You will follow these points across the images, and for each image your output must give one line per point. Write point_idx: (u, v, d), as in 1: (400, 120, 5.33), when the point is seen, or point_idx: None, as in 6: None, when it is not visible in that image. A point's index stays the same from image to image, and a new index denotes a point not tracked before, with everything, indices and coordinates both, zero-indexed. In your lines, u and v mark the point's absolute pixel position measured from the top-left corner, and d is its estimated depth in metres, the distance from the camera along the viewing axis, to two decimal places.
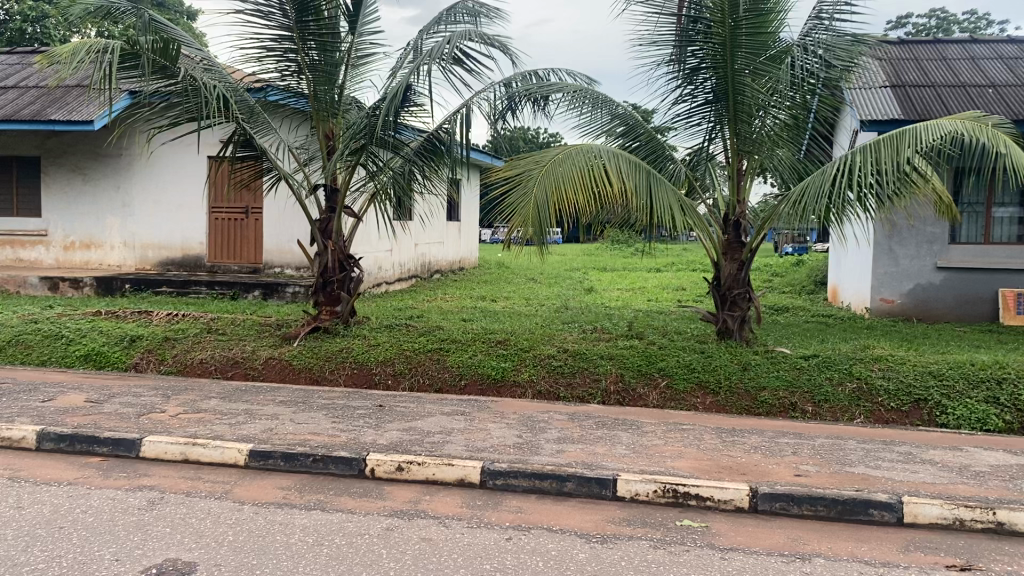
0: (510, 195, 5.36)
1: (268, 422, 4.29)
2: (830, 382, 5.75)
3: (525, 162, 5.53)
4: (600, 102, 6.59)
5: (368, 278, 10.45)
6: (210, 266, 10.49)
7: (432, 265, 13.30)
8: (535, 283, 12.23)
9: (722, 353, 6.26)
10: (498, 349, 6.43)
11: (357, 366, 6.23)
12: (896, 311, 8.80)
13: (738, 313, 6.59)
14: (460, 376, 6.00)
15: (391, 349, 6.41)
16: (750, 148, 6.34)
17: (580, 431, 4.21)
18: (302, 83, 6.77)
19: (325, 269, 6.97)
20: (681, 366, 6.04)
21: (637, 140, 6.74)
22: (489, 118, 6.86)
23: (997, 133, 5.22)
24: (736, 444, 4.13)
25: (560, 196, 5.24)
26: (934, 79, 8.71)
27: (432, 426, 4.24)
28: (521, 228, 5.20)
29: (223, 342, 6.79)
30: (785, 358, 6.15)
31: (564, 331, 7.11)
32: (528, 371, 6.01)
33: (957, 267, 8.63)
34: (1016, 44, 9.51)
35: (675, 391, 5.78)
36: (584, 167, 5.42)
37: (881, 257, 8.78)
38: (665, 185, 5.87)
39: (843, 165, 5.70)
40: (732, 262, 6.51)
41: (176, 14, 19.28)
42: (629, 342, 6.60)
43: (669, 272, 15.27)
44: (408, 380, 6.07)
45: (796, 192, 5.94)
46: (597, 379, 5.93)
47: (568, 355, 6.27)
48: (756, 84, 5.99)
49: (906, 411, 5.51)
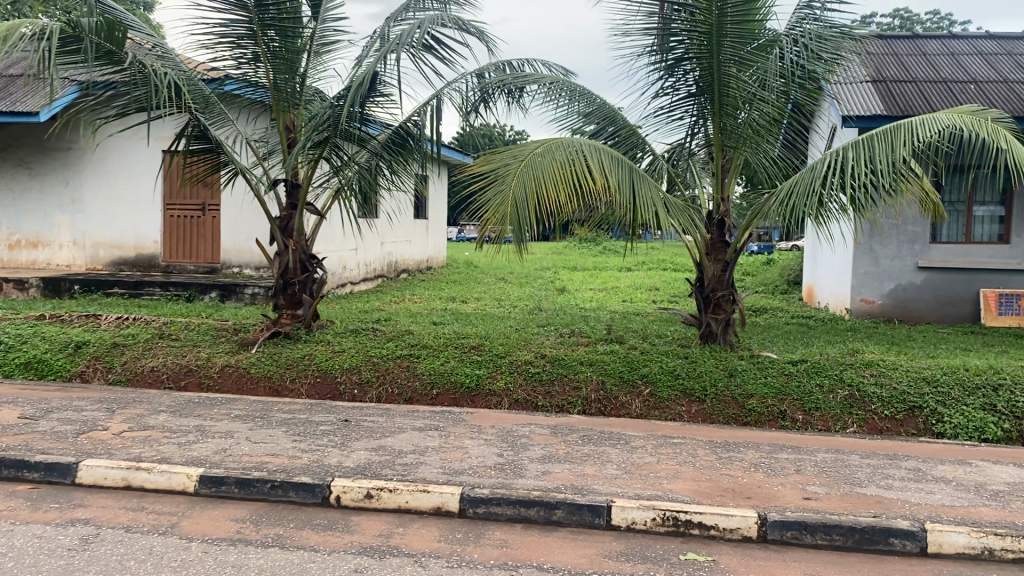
0: (485, 191, 5.02)
1: (221, 440, 3.90)
2: (821, 389, 5.49)
3: (502, 156, 5.20)
4: (577, 94, 6.24)
5: (332, 278, 10.04)
6: (165, 266, 9.99)
7: (398, 265, 12.90)
8: (506, 283, 11.90)
9: (706, 358, 5.96)
10: (471, 355, 6.08)
11: (320, 375, 5.85)
12: (876, 311, 8.61)
13: (722, 316, 6.27)
14: (431, 386, 5.64)
15: (357, 355, 6.04)
16: (734, 143, 6.05)
17: (565, 448, 3.88)
18: (261, 72, 6.35)
19: (286, 270, 6.56)
20: (665, 371, 5.74)
21: (615, 134, 6.40)
22: (461, 110, 6.51)
23: (997, 128, 4.97)
24: (734, 461, 3.83)
25: (539, 192, 4.92)
26: (915, 74, 8.52)
27: (403, 444, 3.88)
28: (496, 227, 4.85)
29: (176, 348, 6.35)
30: (772, 363, 5.87)
31: (539, 335, 6.77)
32: (504, 379, 5.68)
33: (938, 267, 8.44)
34: (995, 40, 9.37)
35: (659, 398, 5.47)
36: (564, 162, 5.11)
37: (861, 257, 8.58)
38: (648, 181, 5.56)
39: (834, 161, 5.43)
40: (715, 263, 6.19)
41: (134, 5, 18.62)
42: (609, 347, 6.27)
43: (641, 271, 15.04)
44: (375, 390, 5.70)
45: (784, 191, 5.66)
46: (576, 387, 5.60)
47: (546, 361, 5.93)
48: (742, 76, 5.68)
49: (900, 419, 5.26)
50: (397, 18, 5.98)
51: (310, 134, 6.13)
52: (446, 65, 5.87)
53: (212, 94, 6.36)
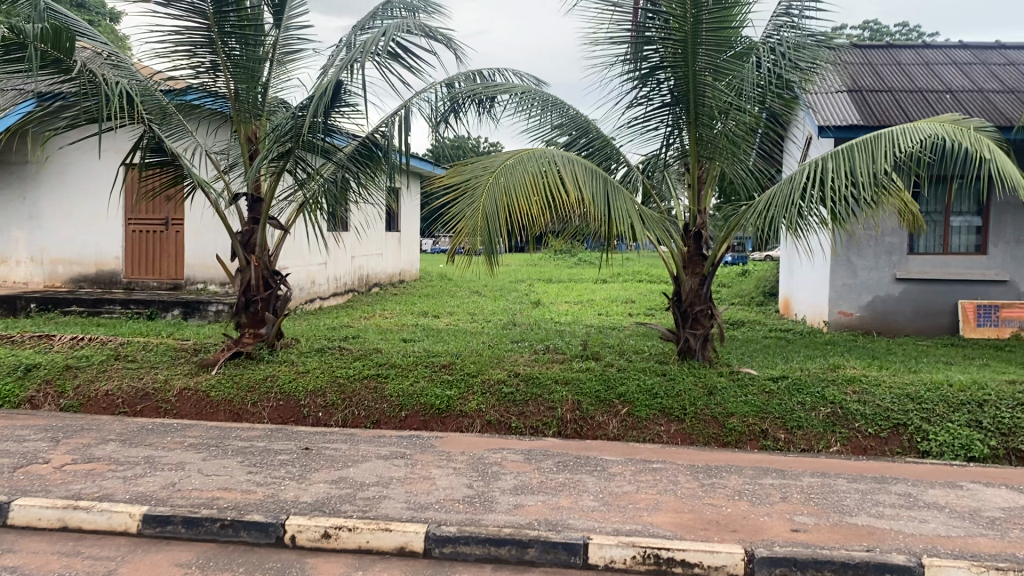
0: (455, 203, 4.79)
1: (171, 474, 3.64)
2: (803, 407, 5.32)
3: (472, 168, 4.99)
4: (550, 105, 6.06)
5: (299, 294, 9.77)
6: (126, 283, 9.67)
7: (369, 279, 12.63)
8: (480, 296, 11.68)
9: (685, 375, 5.77)
10: (442, 374, 5.85)
11: (283, 398, 5.60)
12: (855, 324, 8.48)
13: (701, 332, 6.09)
14: (399, 408, 5.41)
15: (322, 376, 5.80)
16: (711, 154, 5.88)
17: (539, 477, 3.66)
18: (220, 83, 6.10)
19: (247, 287, 6.29)
20: (643, 390, 5.54)
21: (589, 145, 6.22)
22: (430, 120, 6.29)
23: (980, 137, 4.83)
24: (717, 488, 3.63)
25: (510, 203, 4.72)
26: (891, 84, 8.44)
27: (366, 475, 3.65)
28: (467, 240, 4.63)
29: (132, 370, 6.06)
30: (753, 380, 5.69)
31: (513, 352, 6.55)
32: (475, 400, 5.45)
33: (917, 278, 8.34)
34: (969, 50, 9.32)
35: (636, 418, 5.27)
36: (537, 173, 4.92)
37: (839, 268, 8.45)
38: (622, 193, 5.38)
39: (815, 171, 5.26)
40: (692, 277, 6.00)
41: (99, 17, 18.25)
42: (585, 364, 6.07)
43: (616, 283, 14.89)
44: (340, 412, 5.45)
45: (763, 202, 5.48)
46: (551, 407, 5.39)
47: (520, 380, 5.71)
48: (717, 85, 5.52)
49: (885, 437, 5.09)
50: (363, 26, 5.76)
51: (272, 145, 5.88)
52: (414, 74, 5.67)
53: (170, 105, 6.12)
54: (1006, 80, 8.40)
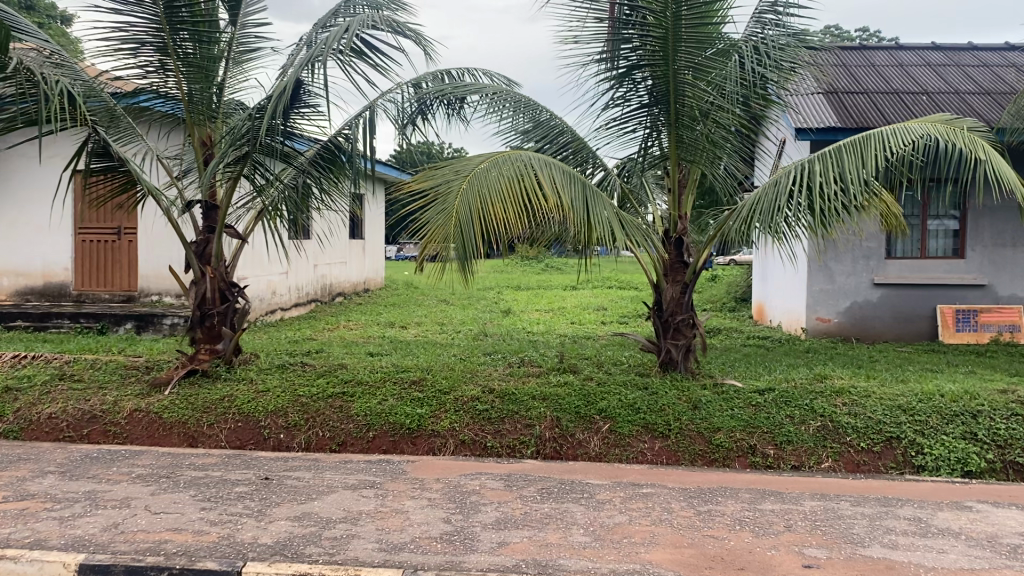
0: (426, 209, 4.47)
1: (114, 512, 3.28)
2: (791, 421, 5.08)
3: (442, 171, 4.69)
4: (523, 106, 5.76)
5: (259, 305, 9.39)
6: (76, 295, 9.19)
7: (333, 288, 12.25)
8: (448, 305, 11.35)
9: (668, 389, 5.49)
10: (411, 391, 5.53)
11: (241, 420, 5.25)
12: (833, 330, 8.30)
13: (683, 342, 5.83)
14: (366, 428, 5.09)
15: (283, 396, 5.46)
16: (692, 156, 5.62)
17: (523, 509, 3.36)
18: (171, 83, 5.70)
19: (203, 301, 5.92)
20: (624, 405, 5.27)
21: (564, 148, 5.93)
22: (397, 122, 5.96)
23: (973, 136, 4.65)
24: (715, 515, 3.36)
25: (485, 209, 4.43)
26: (866, 86, 8.29)
27: (332, 509, 3.32)
28: (439, 247, 4.31)
29: (78, 391, 5.65)
30: (738, 393, 5.44)
31: (486, 366, 6.24)
32: (448, 418, 5.14)
33: (894, 283, 8.19)
34: (942, 52, 9.21)
35: (619, 435, 4.99)
36: (512, 177, 4.64)
37: (816, 274, 8.27)
38: (601, 197, 5.11)
39: (802, 174, 5.02)
40: (674, 285, 5.74)
41: (49, 19, 17.56)
42: (563, 378, 5.78)
43: (585, 290, 14.67)
44: (303, 434, 5.11)
45: (747, 207, 5.22)
46: (529, 425, 5.09)
47: (494, 396, 5.41)
48: (698, 84, 5.28)
49: (878, 452, 4.87)
50: (325, 23, 5.43)
51: (226, 149, 5.50)
52: (379, 73, 5.34)
53: (118, 107, 5.74)
54: (981, 81, 8.30)
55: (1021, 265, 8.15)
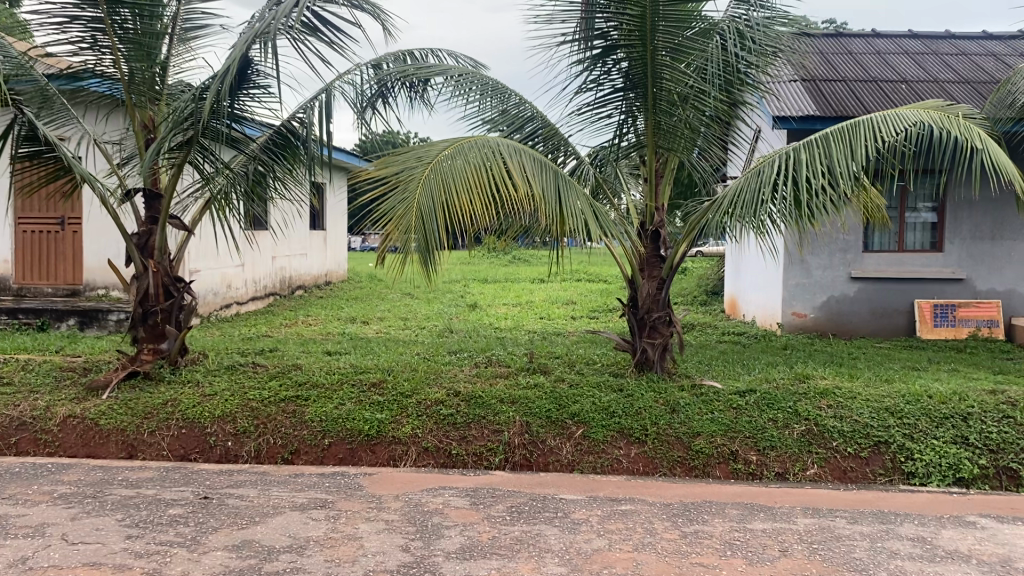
0: (385, 198, 4.10)
1: (26, 542, 2.89)
2: (774, 425, 4.80)
3: (403, 158, 4.31)
4: (489, 89, 5.44)
5: (212, 299, 8.97)
6: (17, 289, 8.67)
7: (292, 281, 11.82)
8: (413, 299, 10.96)
9: (644, 391, 5.17)
10: (370, 394, 5.16)
11: (186, 426, 4.86)
12: (809, 325, 8.07)
13: (659, 341, 5.49)
14: (321, 435, 4.73)
15: (232, 400, 5.08)
16: (670, 143, 5.30)
17: (491, 532, 3.03)
18: (108, 61, 5.26)
19: (145, 297, 5.50)
20: (598, 408, 4.95)
21: (535, 135, 5.59)
22: (355, 104, 5.57)
23: (970, 124, 4.38)
24: (702, 537, 3.06)
25: (449, 200, 4.07)
26: (844, 74, 8.04)
27: (277, 535, 2.96)
28: (400, 239, 3.94)
29: (7, 396, 5.21)
30: (718, 395, 5.15)
31: (452, 366, 5.89)
32: (410, 424, 4.80)
33: (872, 277, 7.96)
34: (919, 40, 9.00)
35: (593, 441, 4.67)
36: (479, 165, 4.29)
37: (792, 268, 8.03)
38: (575, 187, 4.79)
39: (786, 164, 4.72)
40: (650, 281, 5.42)
41: None
42: (533, 380, 5.43)
43: (554, 282, 14.35)
44: (253, 442, 4.75)
45: (728, 198, 4.92)
46: (497, 431, 4.76)
47: (460, 400, 5.06)
48: (678, 67, 4.96)
49: (865, 457, 4.60)
50: None
51: (168, 134, 5.07)
52: (335, 50, 4.95)
53: (51, 88, 5.34)
54: (960, 70, 8.10)
55: (1000, 258, 7.96)
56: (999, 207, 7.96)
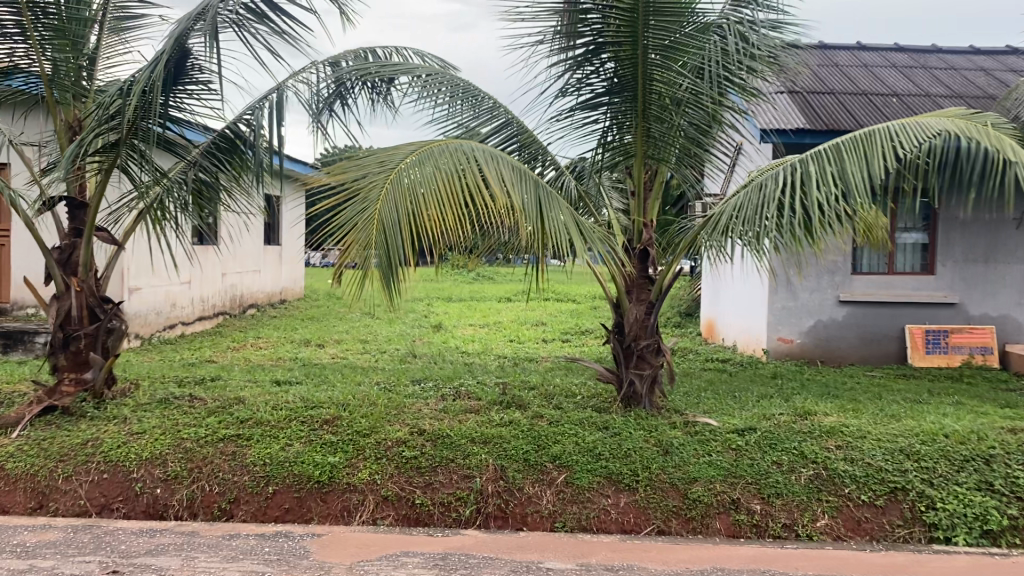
0: (341, 210, 3.51)
1: None
2: (780, 469, 4.27)
3: (361, 163, 3.74)
4: (460, 91, 4.90)
5: (153, 319, 8.29)
6: None
7: (244, 299, 11.14)
8: (373, 319, 10.34)
9: (632, 429, 4.62)
10: (323, 434, 4.55)
11: (108, 471, 4.21)
12: (795, 351, 7.61)
13: (648, 373, 4.91)
14: (265, 481, 4.12)
15: (164, 439, 4.44)
16: (661, 153, 4.81)
17: None
18: (26, 53, 4.62)
19: (65, 320, 4.81)
20: (582, 448, 4.39)
21: (510, 142, 5.04)
22: (310, 106, 4.98)
23: (1000, 134, 3.92)
24: None
25: (418, 214, 3.52)
26: (832, 86, 7.65)
27: None
28: (358, 257, 3.35)
29: None
30: (714, 433, 4.62)
31: (415, 399, 5.28)
32: (367, 468, 4.21)
33: (861, 300, 7.54)
34: (906, 54, 8.67)
35: (576, 489, 4.12)
36: (450, 172, 3.73)
37: (778, 290, 7.57)
38: (557, 200, 4.24)
39: (794, 177, 4.23)
40: (638, 305, 4.84)
41: None
42: (507, 416, 4.84)
43: (520, 301, 13.83)
44: (186, 489, 4.12)
45: (727, 213, 4.41)
46: (468, 477, 4.19)
47: (425, 440, 4.47)
48: (672, 68, 4.44)
49: (882, 506, 4.09)
50: None
51: (93, 132, 4.41)
52: (287, 41, 4.36)
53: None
54: (951, 85, 7.76)
55: (993, 282, 7.58)
56: (993, 228, 7.58)
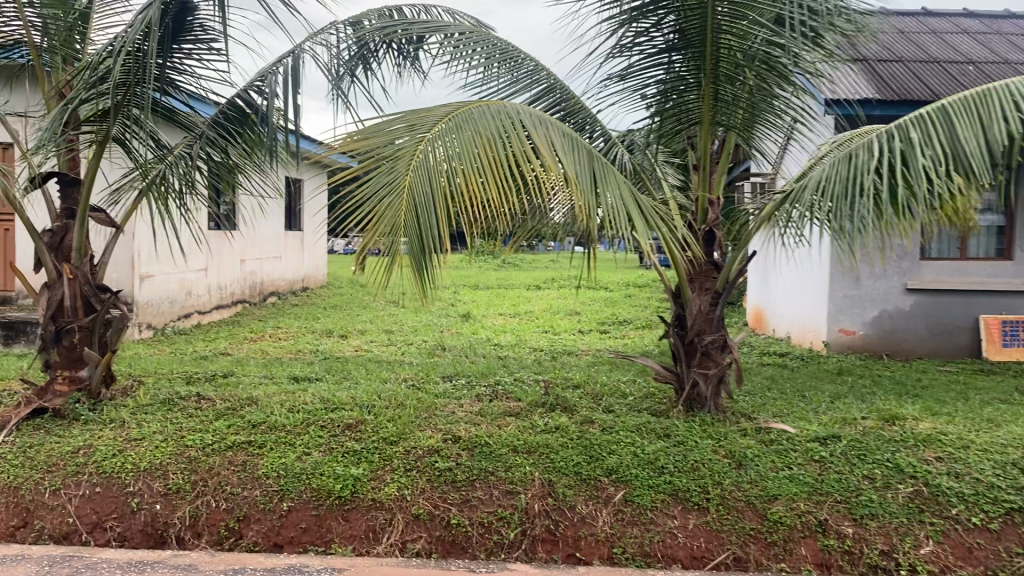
0: (364, 181, 2.93)
1: None
2: (872, 486, 3.67)
3: (388, 124, 3.14)
4: (498, 53, 4.31)
5: (166, 308, 7.80)
6: None
7: (263, 287, 10.64)
8: (399, 308, 9.80)
9: (698, 438, 4.04)
10: (343, 441, 4.01)
11: (102, 484, 3.69)
12: (858, 343, 6.99)
13: (713, 372, 4.32)
14: (279, 497, 3.59)
15: (165, 447, 3.92)
16: (729, 117, 4.22)
17: None
18: (10, 12, 4.08)
19: (55, 310, 4.29)
20: (642, 461, 3.82)
21: (554, 110, 4.44)
22: (330, 69, 4.41)
23: None
24: None
25: (455, 185, 2.94)
26: (900, 54, 6.98)
27: None
28: (384, 239, 2.77)
29: None
30: (793, 443, 4.02)
31: (447, 400, 4.72)
32: (395, 482, 3.66)
33: (930, 288, 6.89)
34: (977, 20, 7.97)
35: (638, 508, 3.55)
36: (494, 138, 3.15)
37: (839, 277, 6.94)
38: (612, 172, 3.66)
39: (892, 145, 3.63)
40: (703, 295, 4.23)
41: None
42: (553, 421, 4.27)
43: (551, 289, 13.26)
44: (188, 505, 3.59)
45: (810, 188, 3.81)
46: (511, 493, 3.63)
47: (461, 449, 3.92)
48: (746, 20, 3.82)
49: (996, 530, 3.42)
50: None
51: (81, 96, 3.82)
52: None
53: None
54: None
55: None
56: None
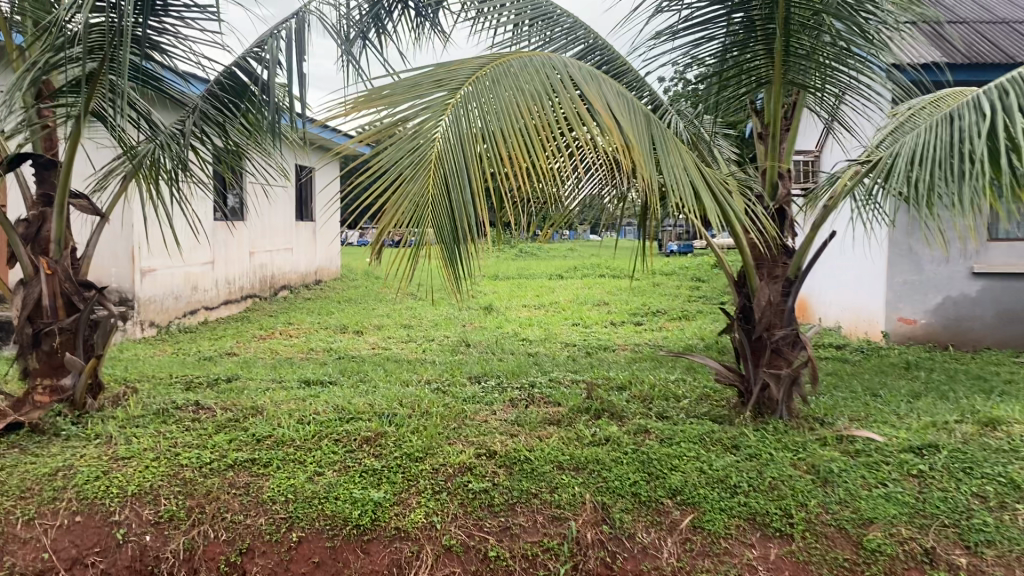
0: (382, 149, 2.38)
1: None
2: (987, 504, 3.10)
3: (410, 82, 2.59)
4: (530, 8, 3.76)
5: (169, 304, 7.30)
6: None
7: (274, 280, 10.14)
8: (418, 301, 9.27)
9: (772, 450, 3.48)
10: (361, 457, 3.48)
11: (82, 512, 3.17)
12: (919, 334, 6.42)
13: (786, 372, 3.74)
14: (285, 526, 3.05)
15: (157, 468, 3.40)
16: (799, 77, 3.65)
17: None
18: None
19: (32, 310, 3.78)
20: (711, 478, 3.27)
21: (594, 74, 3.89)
22: (336, 30, 3.85)
23: None
24: None
25: (490, 153, 2.38)
26: (963, 15, 6.37)
27: None
28: (405, 225, 2.23)
29: None
30: (884, 455, 3.45)
31: (477, 406, 4.18)
32: (421, 507, 3.13)
33: (999, 272, 6.27)
34: None
35: (711, 537, 2.99)
36: (537, 97, 2.59)
37: (898, 262, 6.36)
38: (672, 138, 3.10)
39: (1006, 101, 3.04)
40: (772, 286, 3.68)
41: None
42: (602, 431, 3.73)
43: (575, 277, 12.69)
44: (182, 537, 3.06)
45: (905, 156, 3.23)
46: (559, 519, 3.08)
47: (499, 466, 3.39)
48: None
49: None
50: None
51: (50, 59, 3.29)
52: None
53: None
54: None
55: None
56: None
